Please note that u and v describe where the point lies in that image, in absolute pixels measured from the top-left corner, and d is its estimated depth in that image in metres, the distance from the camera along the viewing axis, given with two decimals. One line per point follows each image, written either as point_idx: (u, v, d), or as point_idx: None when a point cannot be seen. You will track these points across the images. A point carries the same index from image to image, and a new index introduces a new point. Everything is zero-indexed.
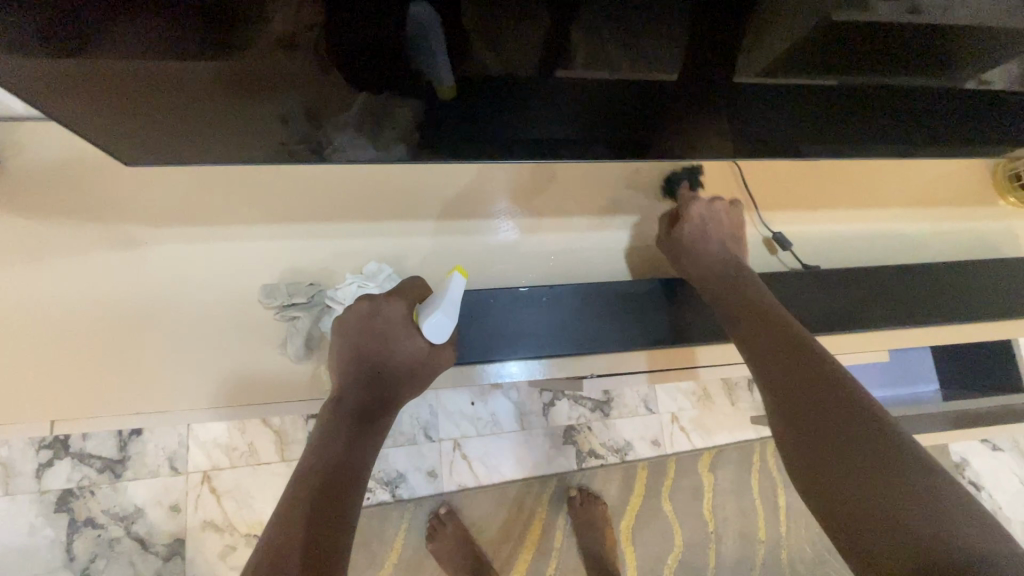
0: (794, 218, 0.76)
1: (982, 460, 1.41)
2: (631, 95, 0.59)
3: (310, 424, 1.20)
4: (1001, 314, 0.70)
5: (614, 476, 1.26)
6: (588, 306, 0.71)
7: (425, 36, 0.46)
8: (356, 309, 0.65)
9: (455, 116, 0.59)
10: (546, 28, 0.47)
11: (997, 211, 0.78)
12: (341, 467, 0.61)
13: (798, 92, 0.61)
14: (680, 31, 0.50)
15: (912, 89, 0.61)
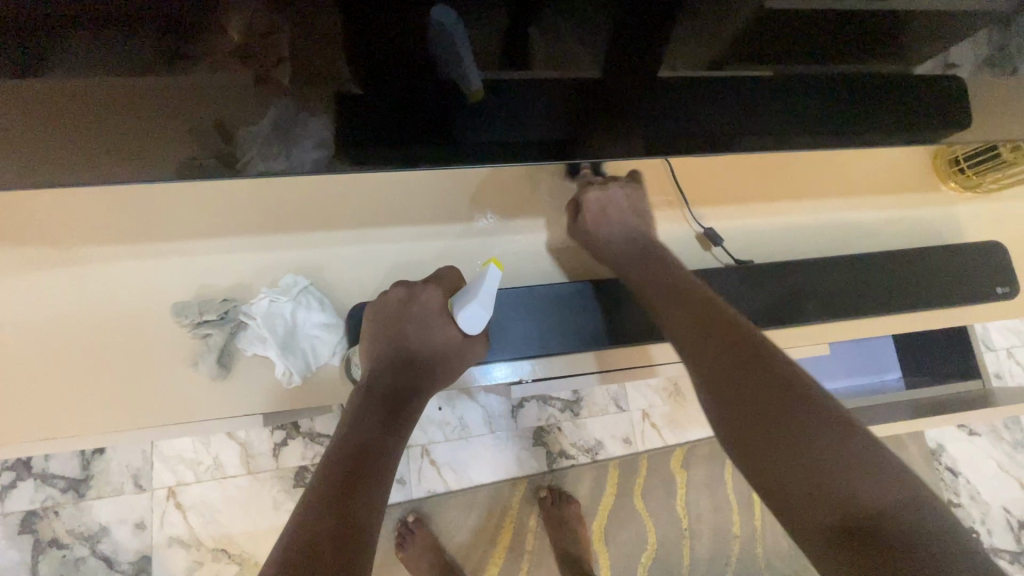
0: (733, 213, 0.75)
1: (959, 445, 1.40)
2: (564, 94, 0.60)
3: (276, 435, 1.19)
4: (943, 302, 0.69)
5: (585, 476, 1.26)
6: (525, 309, 0.68)
7: (450, 40, 0.50)
8: (392, 295, 0.62)
9: (384, 125, 0.59)
10: (504, 25, 0.50)
11: (938, 197, 0.77)
12: (367, 456, 0.57)
13: (746, 86, 0.62)
14: (604, 18, 0.51)
15: (845, 76, 0.62)
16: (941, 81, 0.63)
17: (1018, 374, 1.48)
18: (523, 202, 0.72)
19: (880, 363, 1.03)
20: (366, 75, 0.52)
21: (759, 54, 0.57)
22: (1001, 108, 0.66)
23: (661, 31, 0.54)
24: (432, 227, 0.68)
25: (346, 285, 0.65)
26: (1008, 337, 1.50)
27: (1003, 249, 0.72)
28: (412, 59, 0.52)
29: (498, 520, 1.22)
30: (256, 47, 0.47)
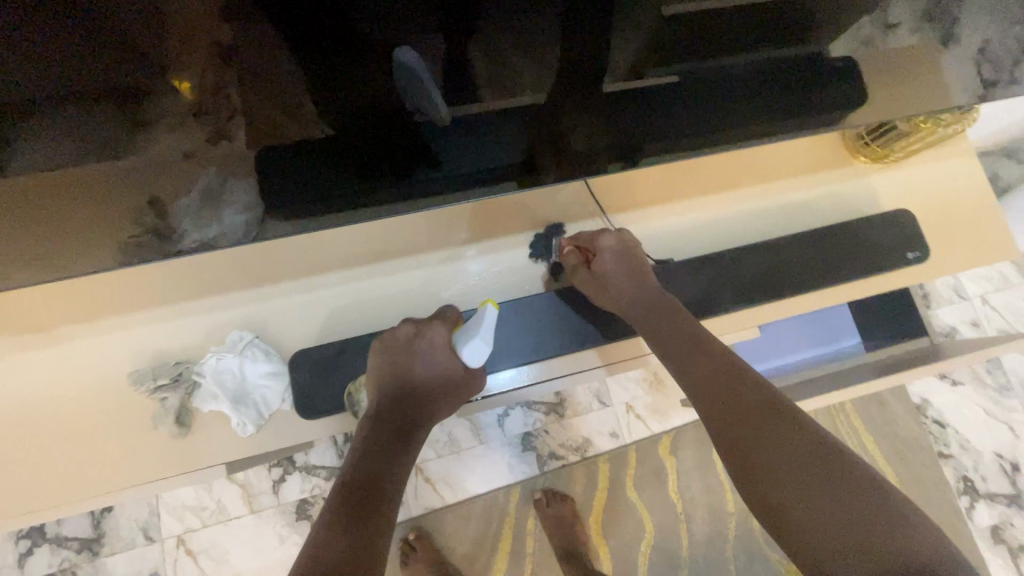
0: (656, 213, 0.79)
1: (944, 397, 1.41)
2: (481, 125, 0.63)
3: (274, 472, 1.24)
4: (856, 275, 0.74)
5: (576, 474, 1.29)
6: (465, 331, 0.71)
7: (416, 78, 0.55)
8: (400, 331, 0.67)
9: (316, 175, 0.63)
10: (441, 58, 0.53)
11: (852, 171, 0.81)
12: (376, 488, 0.60)
13: (666, 91, 0.65)
14: (511, 49, 0.55)
15: (752, 68, 0.64)
16: (841, 62, 0.66)
17: (994, 319, 1.49)
18: (456, 230, 0.75)
19: (836, 330, 1.05)
20: (299, 126, 0.56)
21: (665, 59, 0.61)
22: (891, 83, 0.70)
23: (568, 51, 0.57)
24: (369, 267, 0.72)
25: (295, 333, 0.69)
26: (980, 285, 1.51)
27: (908, 213, 0.76)
28: (338, 105, 0.55)
29: (496, 526, 1.25)
30: (209, 109, 0.51)
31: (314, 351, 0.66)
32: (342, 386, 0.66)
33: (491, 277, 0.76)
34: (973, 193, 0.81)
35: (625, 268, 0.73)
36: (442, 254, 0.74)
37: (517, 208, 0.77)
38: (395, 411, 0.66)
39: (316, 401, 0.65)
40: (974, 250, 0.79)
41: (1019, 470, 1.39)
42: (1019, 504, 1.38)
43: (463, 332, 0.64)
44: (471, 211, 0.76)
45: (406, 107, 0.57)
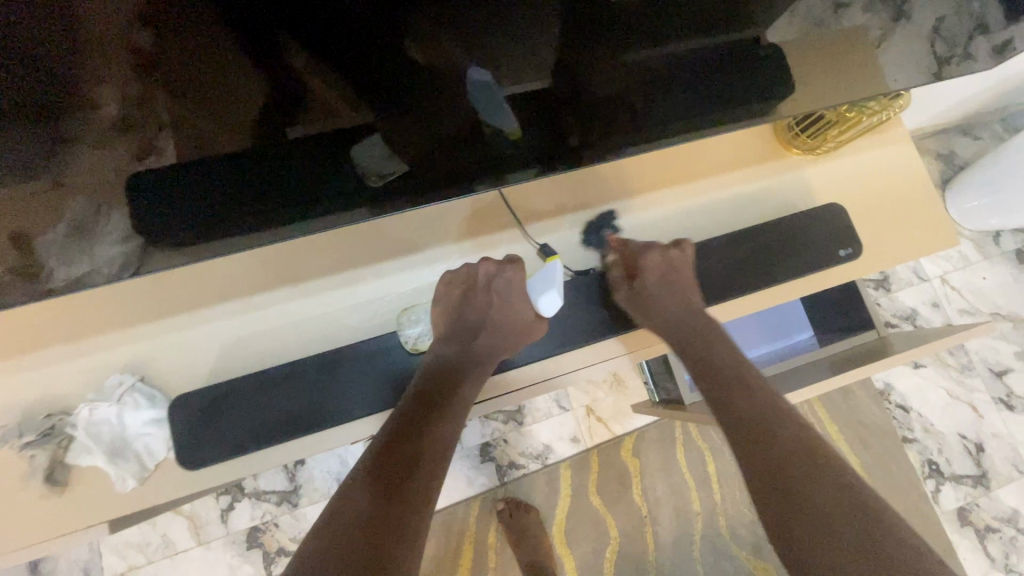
0: (574, 221, 0.76)
1: (906, 381, 1.40)
2: (413, 130, 0.60)
3: (222, 501, 1.19)
4: (787, 275, 0.72)
5: (538, 483, 1.25)
6: (369, 359, 0.66)
7: (491, 95, 0.59)
8: (481, 268, 0.71)
9: (242, 187, 0.59)
10: (376, 44, 0.50)
11: (784, 164, 0.78)
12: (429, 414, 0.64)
13: (599, 83, 0.62)
14: (450, 45, 0.52)
15: (670, 59, 0.62)
16: (769, 50, 0.64)
17: (954, 299, 1.48)
18: (367, 249, 0.71)
19: (789, 325, 1.02)
20: (234, 130, 0.53)
21: (599, 52, 0.58)
22: (821, 67, 0.67)
23: (505, 45, 0.54)
24: (267, 294, 0.67)
25: (185, 371, 0.64)
26: (940, 265, 1.50)
27: (839, 208, 0.74)
28: (271, 109, 0.53)
29: (457, 541, 1.22)
30: (136, 121, 0.49)
31: (199, 392, 0.61)
32: (230, 430, 0.61)
33: (405, 297, 0.72)
34: (911, 179, 0.78)
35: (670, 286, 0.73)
36: (356, 276, 0.70)
37: (441, 222, 0.74)
38: (463, 342, 0.70)
39: (200, 448, 0.60)
40: (913, 239, 0.77)
41: (983, 450, 1.39)
42: (984, 484, 1.37)
43: (534, 283, 0.69)
44: (384, 228, 0.72)
45: (485, 122, 0.62)
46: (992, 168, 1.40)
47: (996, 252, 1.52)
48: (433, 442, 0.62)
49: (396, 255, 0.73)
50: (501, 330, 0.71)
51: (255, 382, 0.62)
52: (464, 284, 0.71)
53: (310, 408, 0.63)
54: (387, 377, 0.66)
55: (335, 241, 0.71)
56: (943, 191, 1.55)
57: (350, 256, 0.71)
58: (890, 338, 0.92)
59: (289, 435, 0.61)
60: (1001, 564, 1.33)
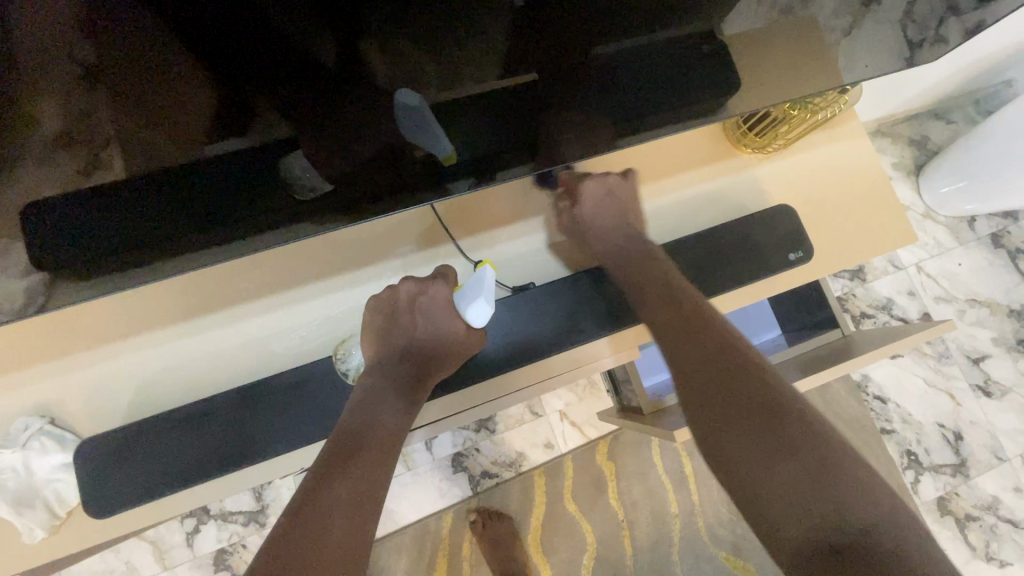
0: (521, 229, 0.74)
1: (883, 371, 1.39)
2: (369, 136, 0.57)
3: (187, 524, 1.16)
4: (738, 284, 0.72)
5: (511, 492, 1.23)
6: (283, 396, 0.63)
7: (420, 118, 0.56)
8: (402, 290, 0.68)
9: (173, 212, 0.55)
10: (330, 50, 0.47)
11: (739, 163, 0.76)
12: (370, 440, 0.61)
13: (549, 87, 0.59)
14: (406, 43, 0.49)
15: (609, 55, 0.58)
16: (723, 44, 0.61)
17: (931, 286, 1.47)
18: (292, 272, 0.68)
19: (755, 325, 0.98)
20: (182, 144, 0.50)
21: (549, 53, 0.55)
22: (772, 60, 0.64)
23: (462, 45, 0.51)
24: (186, 323, 0.64)
25: (95, 413, 0.62)
26: (915, 253, 1.48)
27: (788, 208, 0.73)
28: (222, 121, 0.50)
29: (431, 554, 1.19)
30: (80, 134, 0.46)
31: (105, 436, 0.59)
32: (139, 475, 0.59)
33: (336, 320, 0.69)
34: (870, 174, 0.77)
35: (615, 206, 0.75)
36: (285, 300, 0.67)
37: (382, 238, 0.71)
38: (390, 365, 0.67)
39: (110, 493, 0.58)
40: (870, 236, 0.76)
41: (961, 438, 1.38)
42: (962, 472, 1.36)
43: (463, 293, 0.64)
44: (312, 249, 0.68)
45: (405, 140, 0.59)
46: (967, 152, 1.37)
47: (970, 238, 1.50)
48: (362, 473, 0.59)
49: (328, 275, 0.69)
50: (425, 350, 0.69)
51: (170, 421, 0.60)
52: (385, 309, 0.68)
53: (221, 448, 0.61)
54: (310, 408, 0.63)
55: (260, 264, 0.67)
56: (916, 177, 1.53)
57: (279, 277, 0.67)
58: (857, 337, 0.90)
59: (203, 476, 0.60)
60: (982, 553, 1.33)
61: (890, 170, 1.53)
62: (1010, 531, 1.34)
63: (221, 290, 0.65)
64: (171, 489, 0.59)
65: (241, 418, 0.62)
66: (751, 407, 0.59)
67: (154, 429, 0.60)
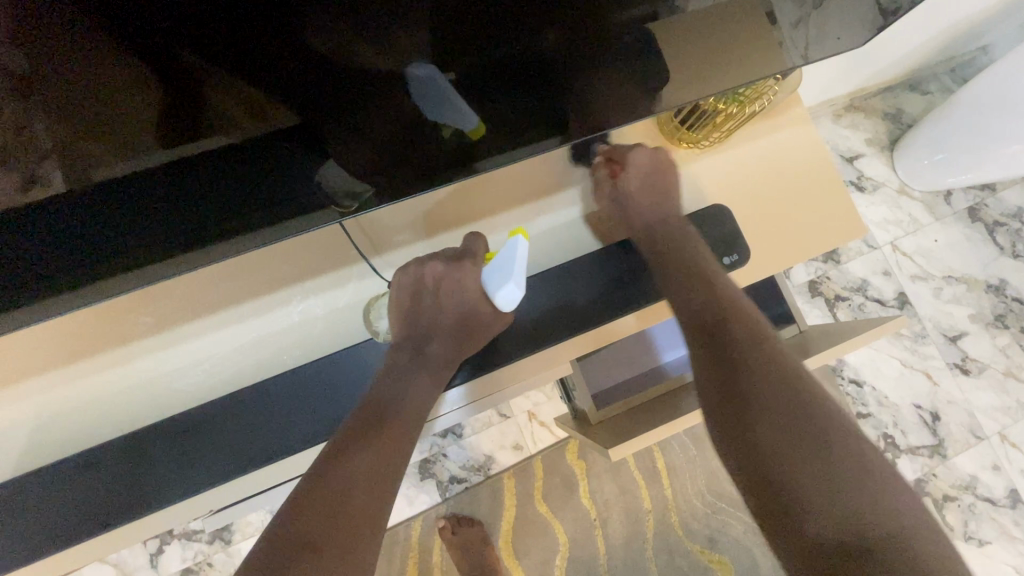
0: (450, 240, 0.73)
1: (859, 355, 1.36)
2: (318, 141, 0.52)
3: (150, 546, 1.14)
4: (682, 287, 0.71)
5: (481, 496, 1.21)
6: (185, 440, 0.61)
7: (434, 86, 0.52)
8: (428, 269, 0.69)
9: (74, 252, 0.52)
10: (280, 43, 0.42)
11: (677, 159, 0.75)
12: (387, 409, 0.64)
13: (492, 85, 0.55)
14: (359, 35, 0.44)
15: (545, 50, 0.53)
16: (678, 26, 0.56)
17: (907, 265, 1.43)
18: (198, 303, 0.66)
19: None
20: (130, 155, 0.46)
21: (492, 51, 0.50)
22: (714, 45, 0.60)
23: (410, 36, 0.46)
24: (90, 363, 0.63)
25: (1, 462, 0.61)
26: (889, 231, 1.44)
27: (728, 207, 0.73)
28: (171, 129, 0.45)
29: (402, 562, 1.18)
30: (12, 150, 0.41)
31: (5, 487, 0.58)
32: (36, 531, 0.58)
33: (246, 349, 0.67)
34: (812, 165, 0.75)
35: (658, 181, 0.75)
36: (197, 330, 0.66)
37: (313, 254, 0.69)
38: (420, 345, 0.70)
39: (8, 550, 0.57)
40: (817, 232, 0.74)
41: (938, 418, 1.36)
42: (940, 453, 1.34)
43: (495, 276, 0.64)
44: (218, 278, 0.66)
45: (428, 115, 0.55)
46: (943, 124, 1.32)
47: (948, 213, 1.46)
48: (381, 451, 0.62)
49: (240, 303, 0.67)
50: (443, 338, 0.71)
51: (74, 468, 0.59)
52: (410, 286, 0.69)
53: (132, 494, 0.59)
54: (223, 445, 0.62)
55: (163, 299, 0.65)
56: (891, 152, 1.48)
57: (185, 308, 0.65)
58: (814, 335, 0.87)
59: (110, 524, 0.58)
60: (960, 533, 1.32)
61: (864, 146, 1.48)
62: (988, 510, 1.33)
63: (123, 326, 0.64)
64: (75, 541, 0.58)
65: (149, 460, 0.61)
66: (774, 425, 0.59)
67: (59, 476, 0.59)
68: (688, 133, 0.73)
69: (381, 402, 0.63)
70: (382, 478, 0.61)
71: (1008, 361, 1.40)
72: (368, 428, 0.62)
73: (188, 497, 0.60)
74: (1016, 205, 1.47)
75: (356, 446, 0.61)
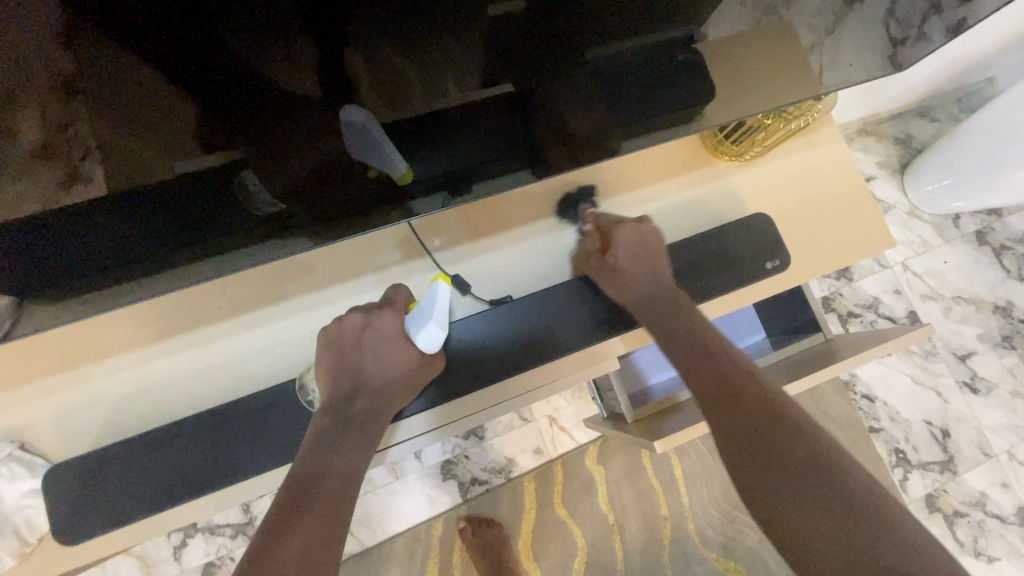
0: (505, 240, 0.77)
1: (871, 370, 1.40)
2: (349, 145, 0.55)
3: (174, 538, 1.15)
4: (723, 288, 0.74)
5: (502, 498, 1.23)
6: (246, 422, 0.64)
7: (368, 134, 0.55)
8: (349, 320, 0.69)
9: (154, 237, 0.56)
10: (317, 65, 0.47)
11: (717, 170, 0.80)
12: (323, 477, 0.61)
13: (544, 91, 0.59)
14: (401, 60, 0.49)
15: (589, 66, 0.58)
16: (714, 43, 0.61)
17: (918, 284, 1.47)
18: (263, 291, 0.70)
19: (740, 329, 1.02)
20: (166, 160, 0.49)
21: (542, 61, 0.55)
22: (748, 68, 0.66)
23: (459, 52, 0.51)
24: (160, 344, 0.67)
25: (71, 437, 0.64)
26: (901, 251, 1.49)
27: (767, 218, 0.76)
28: (207, 136, 0.49)
29: (422, 563, 1.19)
30: (62, 149, 0.45)
31: (75, 459, 0.61)
32: (105, 503, 0.60)
33: (309, 337, 0.71)
34: (842, 180, 0.79)
35: (643, 255, 0.74)
36: (263, 316, 0.70)
37: (374, 248, 0.74)
38: (345, 404, 0.66)
39: (79, 519, 0.60)
40: (845, 243, 0.78)
41: (949, 435, 1.39)
42: (951, 469, 1.37)
43: (416, 316, 0.67)
44: (287, 266, 0.71)
45: (354, 156, 0.57)
46: (948, 149, 1.38)
47: (956, 236, 1.51)
48: (318, 521, 0.58)
49: (302, 293, 0.71)
50: (383, 389, 0.68)
51: (140, 444, 0.62)
52: (334, 344, 0.68)
53: (197, 471, 0.62)
54: (285, 426, 0.65)
55: (233, 286, 0.69)
56: (901, 175, 1.53)
57: (251, 295, 0.69)
58: (839, 344, 0.91)
59: (176, 499, 0.61)
60: (970, 549, 1.34)
61: (875, 170, 1.54)
62: (997, 527, 1.36)
63: (191, 311, 0.68)
64: (144, 513, 0.60)
65: (211, 440, 0.63)
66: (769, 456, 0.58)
67: (127, 452, 0.62)
68: (728, 146, 0.77)
69: (316, 470, 0.61)
70: (325, 547, 0.56)
71: (1016, 381, 1.43)
72: (305, 497, 0.59)
73: (249, 476, 0.63)
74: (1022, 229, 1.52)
75: (291, 518, 0.57)
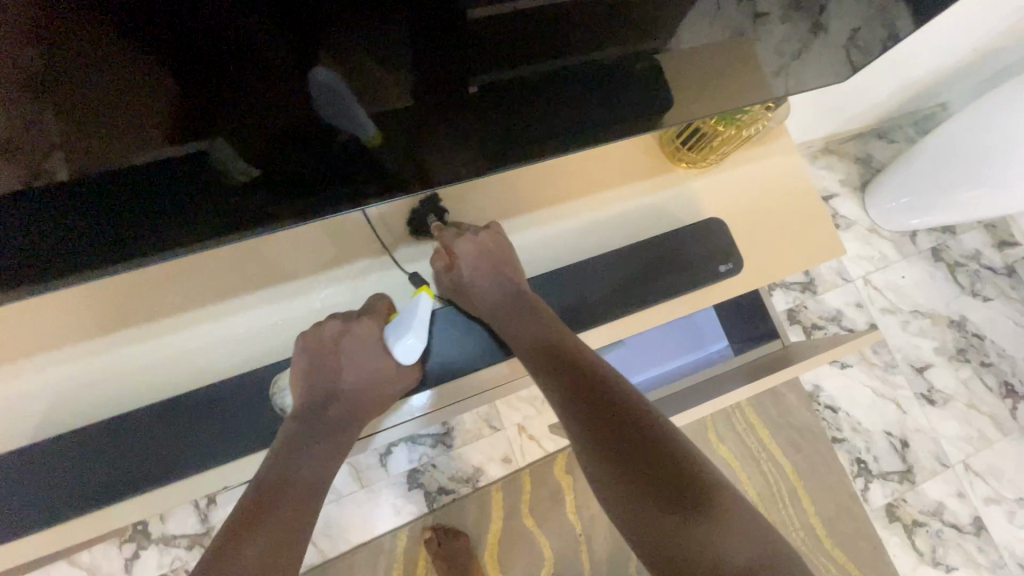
0: None
1: (834, 381, 1.43)
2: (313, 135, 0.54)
3: (125, 549, 1.10)
4: (679, 291, 0.75)
5: (468, 508, 1.21)
6: (197, 421, 0.63)
7: (335, 94, 0.51)
8: (326, 328, 0.68)
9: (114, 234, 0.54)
10: (289, 57, 0.46)
11: (677, 176, 0.82)
12: (291, 483, 0.62)
13: (510, 95, 0.60)
14: (367, 59, 0.49)
15: (552, 71, 0.59)
16: (677, 55, 0.63)
17: (878, 299, 1.52)
18: (224, 283, 0.69)
19: (702, 335, 1.03)
20: (134, 155, 0.48)
21: (508, 65, 0.56)
22: (708, 80, 0.68)
23: (429, 54, 0.51)
24: (115, 336, 0.66)
25: (11, 433, 0.62)
26: (862, 266, 1.54)
27: (722, 223, 0.78)
28: (177, 129, 0.48)
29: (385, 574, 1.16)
30: (23, 144, 0.43)
31: (13, 456, 0.59)
32: (45, 502, 0.58)
33: (269, 330, 0.70)
34: (794, 188, 0.83)
35: (490, 261, 0.73)
36: (223, 310, 0.69)
37: (336, 242, 0.73)
38: (319, 411, 0.67)
39: (15, 519, 0.58)
40: (798, 248, 0.80)
41: (908, 446, 1.42)
42: (910, 479, 1.40)
43: (395, 325, 0.69)
44: (248, 257, 0.70)
45: (319, 118, 0.53)
46: (905, 170, 1.44)
47: (914, 252, 1.56)
48: (283, 526, 0.59)
49: (263, 286, 0.71)
50: (357, 399, 0.70)
51: (84, 441, 0.60)
52: (310, 349, 0.67)
53: (145, 468, 0.61)
54: (238, 419, 0.64)
55: (192, 278, 0.69)
56: (863, 194, 1.59)
57: (211, 288, 0.69)
58: (796, 351, 0.93)
59: (122, 495, 0.59)
60: (929, 558, 1.36)
61: (838, 187, 1.59)
62: (954, 536, 1.39)
63: (147, 303, 0.67)
64: (87, 510, 0.59)
65: (162, 435, 0.62)
66: (655, 450, 0.60)
67: (71, 450, 0.60)
68: (687, 152, 0.79)
69: (285, 476, 0.62)
70: (290, 553, 0.58)
71: (970, 393, 1.48)
72: (271, 502, 0.60)
73: (198, 471, 0.62)
74: (975, 247, 1.58)
75: (256, 522, 0.58)
